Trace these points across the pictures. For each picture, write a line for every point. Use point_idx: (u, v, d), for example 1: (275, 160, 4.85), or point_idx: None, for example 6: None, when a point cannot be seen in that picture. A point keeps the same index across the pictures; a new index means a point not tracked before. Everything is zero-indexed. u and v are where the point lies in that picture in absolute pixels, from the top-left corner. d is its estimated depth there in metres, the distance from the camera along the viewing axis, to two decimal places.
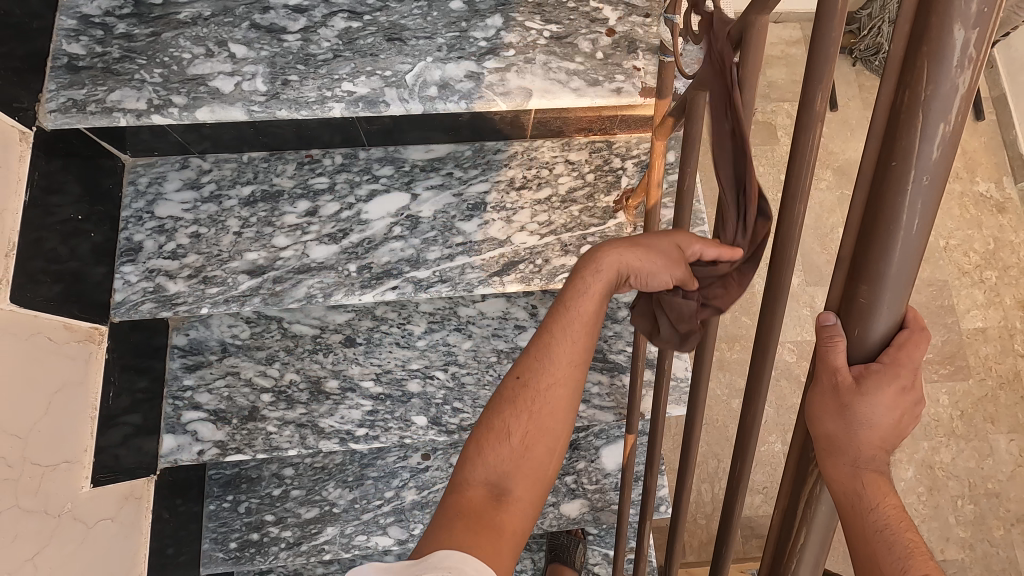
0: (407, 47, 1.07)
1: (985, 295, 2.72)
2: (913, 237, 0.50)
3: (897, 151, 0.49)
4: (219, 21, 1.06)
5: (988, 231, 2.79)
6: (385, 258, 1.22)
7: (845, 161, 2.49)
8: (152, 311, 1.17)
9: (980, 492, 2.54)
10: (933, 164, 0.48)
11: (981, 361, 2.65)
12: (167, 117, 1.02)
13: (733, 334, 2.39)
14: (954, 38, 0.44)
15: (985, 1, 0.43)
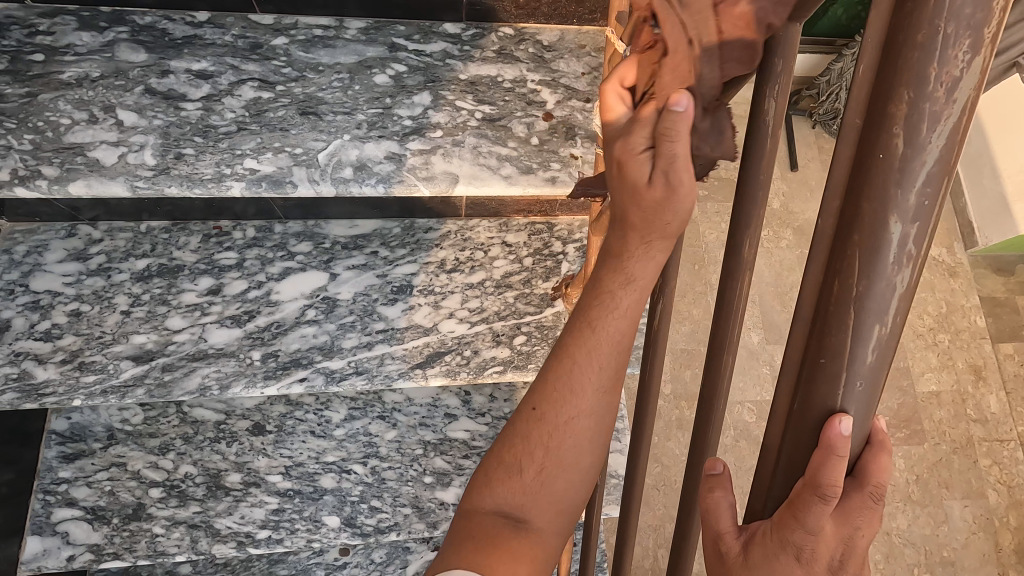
0: (322, 123, 0.97)
1: (938, 358, 2.70)
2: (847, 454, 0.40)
3: (826, 349, 0.39)
4: (108, 84, 0.94)
5: (940, 295, 2.80)
6: (294, 345, 1.10)
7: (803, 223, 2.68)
8: (13, 402, 1.01)
9: (934, 560, 2.43)
10: (864, 374, 0.39)
11: (935, 426, 2.60)
12: (34, 190, 0.89)
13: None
14: (889, 233, 0.36)
15: (926, 193, 0.35)
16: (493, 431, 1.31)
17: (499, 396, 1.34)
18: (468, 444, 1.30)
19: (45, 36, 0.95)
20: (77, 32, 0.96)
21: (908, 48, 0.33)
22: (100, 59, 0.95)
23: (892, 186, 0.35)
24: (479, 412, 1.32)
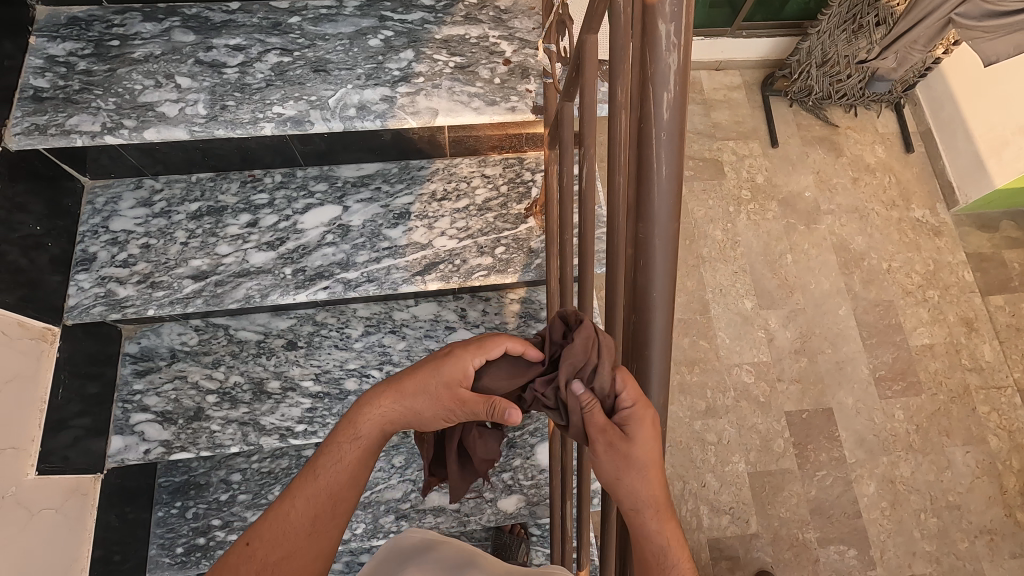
0: (330, 77, 1.26)
1: (930, 314, 3.36)
2: (669, 176, 0.67)
3: (644, 117, 0.66)
4: (168, 58, 1.24)
5: (926, 254, 3.49)
6: (318, 261, 1.37)
7: (787, 193, 3.57)
8: (102, 313, 1.29)
9: (941, 505, 3.00)
10: (668, 123, 0.66)
11: (931, 376, 3.23)
12: (119, 138, 1.18)
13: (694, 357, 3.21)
14: (660, 31, 0.63)
15: (675, 4, 0.62)
16: None
17: (491, 310, 1.60)
18: None
19: (118, 28, 1.25)
20: (141, 23, 1.26)
21: None
22: (160, 41, 1.25)
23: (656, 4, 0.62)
24: (474, 323, 1.58)
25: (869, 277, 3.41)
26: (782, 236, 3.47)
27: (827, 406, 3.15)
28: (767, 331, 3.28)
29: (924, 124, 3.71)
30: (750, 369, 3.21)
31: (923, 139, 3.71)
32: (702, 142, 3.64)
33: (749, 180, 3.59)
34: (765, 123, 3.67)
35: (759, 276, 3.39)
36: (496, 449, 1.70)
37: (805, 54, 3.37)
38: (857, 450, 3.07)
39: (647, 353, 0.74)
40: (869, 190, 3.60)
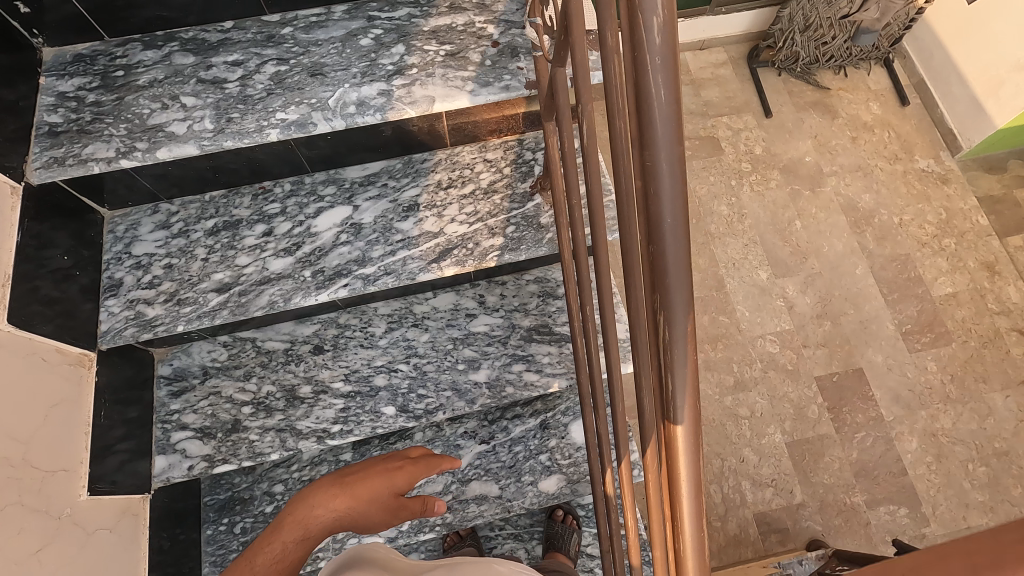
0: (328, 79, 1.29)
1: (948, 262, 3.33)
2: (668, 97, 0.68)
3: (636, 45, 0.68)
4: (171, 81, 1.29)
5: (936, 203, 3.46)
6: (336, 261, 1.40)
7: (787, 161, 3.57)
8: (134, 335, 1.32)
9: (988, 453, 2.96)
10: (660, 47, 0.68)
11: (959, 324, 3.20)
12: (133, 160, 1.22)
13: (716, 334, 3.22)
14: None
15: None
16: (507, 320, 1.58)
17: (508, 293, 1.62)
18: (489, 334, 1.58)
19: (122, 59, 1.31)
20: (143, 52, 1.32)
21: None
22: (162, 67, 1.30)
23: None
24: (493, 308, 1.60)
25: (882, 233, 3.39)
26: (788, 204, 3.46)
27: (857, 366, 3.13)
28: (786, 299, 3.28)
29: (915, 74, 3.69)
30: (774, 339, 3.19)
31: (916, 90, 3.69)
32: (696, 122, 3.64)
33: (747, 152, 3.59)
34: (755, 95, 3.66)
35: (771, 246, 3.39)
36: (531, 432, 1.71)
37: (787, 23, 3.41)
38: (893, 407, 3.04)
39: (666, 283, 0.74)
40: (868, 149, 3.58)
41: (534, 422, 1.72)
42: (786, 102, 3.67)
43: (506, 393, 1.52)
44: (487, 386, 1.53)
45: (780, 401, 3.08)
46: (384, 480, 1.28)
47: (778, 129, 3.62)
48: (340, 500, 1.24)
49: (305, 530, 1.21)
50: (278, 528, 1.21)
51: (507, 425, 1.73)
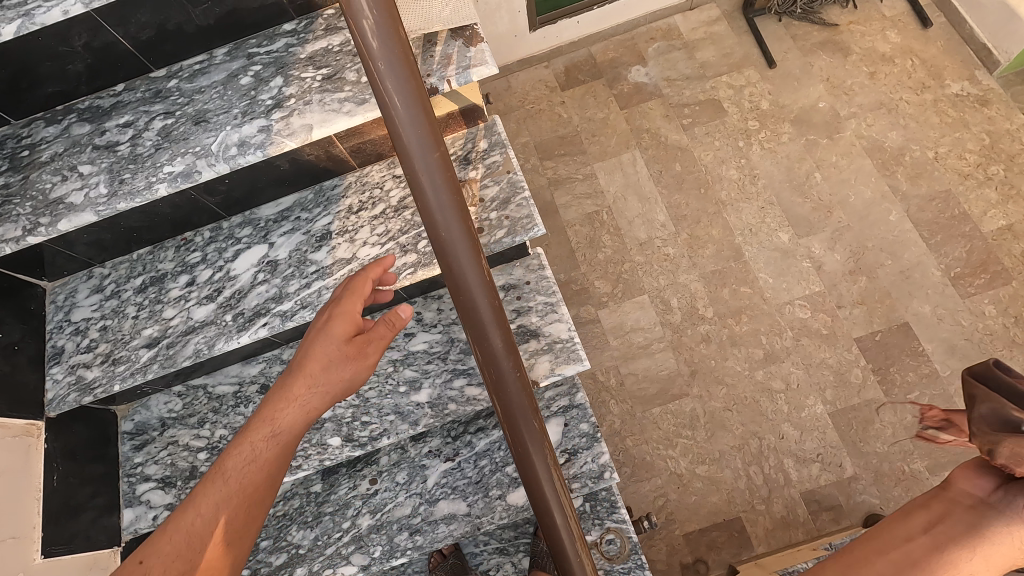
0: (211, 125, 1.30)
1: (997, 192, 3.09)
2: (417, 127, 0.83)
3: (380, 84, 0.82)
4: (70, 153, 1.33)
5: (976, 128, 3.20)
6: (255, 301, 1.41)
7: (799, 111, 3.36)
8: (77, 399, 1.38)
9: None
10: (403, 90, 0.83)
11: (1016, 259, 2.99)
12: (39, 236, 1.27)
13: (739, 307, 3.07)
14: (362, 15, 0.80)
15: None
16: (446, 335, 1.54)
17: (445, 306, 1.57)
18: (429, 352, 1.54)
19: (27, 139, 1.36)
20: (46, 129, 1.37)
21: None
22: (62, 140, 1.35)
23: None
24: (431, 324, 1.56)
25: (915, 171, 3.17)
26: (804, 155, 3.28)
27: (901, 320, 2.97)
28: (812, 258, 3.11)
29: None
30: (804, 304, 3.04)
31: (937, 9, 3.41)
32: (693, 86, 3.46)
33: (753, 108, 3.40)
34: (756, 47, 3.47)
35: (789, 204, 3.22)
36: (496, 444, 1.66)
37: None
38: (949, 360, 2.89)
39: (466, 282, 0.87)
40: (889, 83, 3.33)
41: (498, 433, 1.67)
42: (789, 49, 3.44)
43: (449, 409, 1.50)
44: (430, 406, 1.51)
45: (817, 370, 2.96)
46: (302, 402, 1.04)
47: (785, 77, 3.42)
48: (268, 449, 1.07)
49: (227, 491, 1.06)
50: (203, 489, 1.07)
51: (471, 440, 1.68)
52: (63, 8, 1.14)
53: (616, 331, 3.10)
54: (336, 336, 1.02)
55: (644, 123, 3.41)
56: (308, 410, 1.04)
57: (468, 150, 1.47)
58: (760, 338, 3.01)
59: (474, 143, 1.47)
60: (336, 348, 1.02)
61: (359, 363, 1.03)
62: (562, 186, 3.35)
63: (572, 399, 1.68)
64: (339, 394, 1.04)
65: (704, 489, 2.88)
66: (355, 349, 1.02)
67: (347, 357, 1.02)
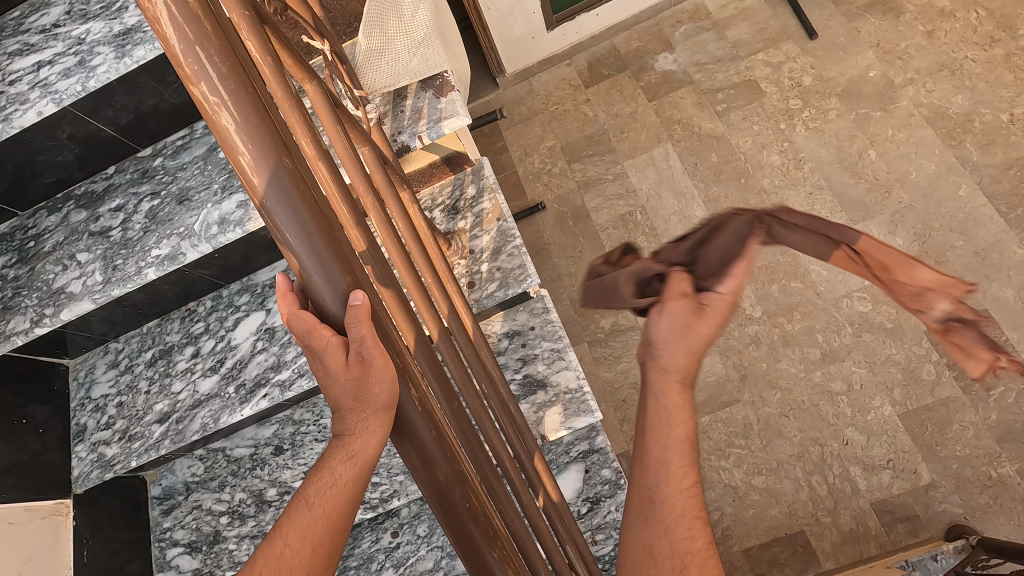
0: (193, 204, 1.30)
1: None
2: (309, 243, 0.57)
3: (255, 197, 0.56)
4: (70, 241, 1.36)
5: None
6: (255, 370, 1.40)
7: (846, 84, 3.09)
8: (99, 476, 1.42)
9: None
10: (298, 222, 0.57)
11: None
12: (45, 326, 1.31)
13: (790, 304, 2.85)
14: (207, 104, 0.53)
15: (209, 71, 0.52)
16: None
17: None
18: None
19: (32, 229, 1.41)
20: (48, 217, 1.41)
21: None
22: (63, 228, 1.39)
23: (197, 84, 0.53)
24: None
25: (987, 138, 2.85)
26: (855, 132, 3.00)
27: (980, 307, 2.67)
28: None
29: None
30: (864, 297, 2.78)
31: None
32: (726, 69, 3.23)
33: (795, 85, 3.14)
34: (793, 19, 3.21)
35: (841, 187, 2.95)
36: None
37: None
38: None
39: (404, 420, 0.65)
40: (949, 41, 3.03)
41: None
42: (832, 15, 3.17)
43: None
44: None
45: (883, 368, 2.70)
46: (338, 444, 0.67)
47: (829, 47, 3.15)
48: (320, 526, 0.69)
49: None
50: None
51: None
52: (38, 110, 1.16)
53: None
54: (326, 376, 0.61)
55: (674, 114, 3.21)
56: (352, 456, 0.67)
57: (456, 198, 1.40)
58: (815, 337, 2.78)
59: (462, 190, 1.40)
60: (337, 384, 0.61)
61: (375, 386, 0.61)
62: (591, 189, 3.19)
63: (592, 442, 1.60)
64: (384, 422, 0.63)
65: (763, 502, 2.64)
66: (360, 373, 0.61)
67: (360, 379, 0.61)
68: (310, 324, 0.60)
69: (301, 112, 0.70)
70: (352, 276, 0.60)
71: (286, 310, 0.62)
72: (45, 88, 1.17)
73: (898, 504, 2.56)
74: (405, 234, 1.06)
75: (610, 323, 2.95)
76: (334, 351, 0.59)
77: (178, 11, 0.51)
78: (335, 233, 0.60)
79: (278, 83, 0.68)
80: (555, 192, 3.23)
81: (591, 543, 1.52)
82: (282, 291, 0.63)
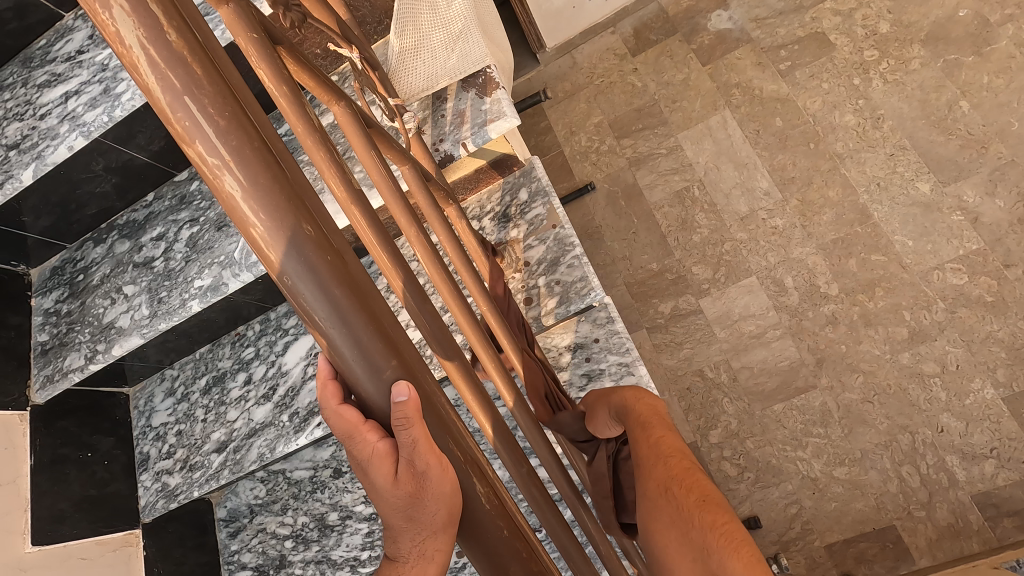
0: (232, 230, 1.24)
1: None
2: (341, 320, 0.46)
3: (274, 272, 0.45)
4: (115, 273, 1.33)
5: None
6: (307, 398, 1.34)
7: (931, 27, 2.72)
8: (164, 506, 1.42)
9: None
10: (329, 301, 0.46)
11: None
12: (99, 362, 1.29)
13: (871, 279, 2.58)
14: (205, 161, 0.42)
15: (207, 115, 0.42)
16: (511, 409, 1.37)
17: None
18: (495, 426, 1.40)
19: (81, 262, 1.39)
20: (94, 249, 1.39)
21: (104, 30, 0.40)
22: (108, 260, 1.36)
23: (190, 138, 0.42)
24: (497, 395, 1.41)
25: None
26: (943, 82, 2.65)
27: None
28: (965, 210, 2.53)
29: None
30: (957, 268, 2.49)
31: None
32: (789, 22, 2.91)
33: (870, 34, 2.80)
34: None
35: (927, 146, 2.63)
36: None
37: None
38: None
39: (471, 518, 0.53)
40: None
41: None
42: None
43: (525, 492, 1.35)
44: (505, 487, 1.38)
45: (983, 346, 2.41)
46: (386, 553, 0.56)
47: None
48: None
49: None
50: None
51: None
52: (68, 144, 1.11)
53: (722, 322, 2.70)
54: (370, 482, 0.51)
55: (731, 77, 2.94)
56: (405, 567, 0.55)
57: (506, 204, 1.27)
58: (902, 314, 2.51)
59: (514, 195, 1.27)
60: (384, 497, 0.50)
61: (433, 497, 0.50)
62: (644, 165, 2.99)
63: None
64: (444, 530, 0.52)
65: (846, 495, 2.42)
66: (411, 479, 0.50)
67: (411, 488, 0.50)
68: (352, 420, 0.50)
69: (328, 150, 0.60)
70: (399, 356, 0.49)
71: (322, 399, 0.51)
72: (74, 121, 1.12)
73: (1006, 495, 2.30)
74: (454, 258, 0.96)
75: (670, 308, 2.77)
76: (380, 457, 0.49)
77: (160, 56, 0.40)
78: (375, 303, 0.48)
79: (297, 114, 0.58)
80: (604, 172, 3.04)
81: None
82: (321, 377, 0.52)
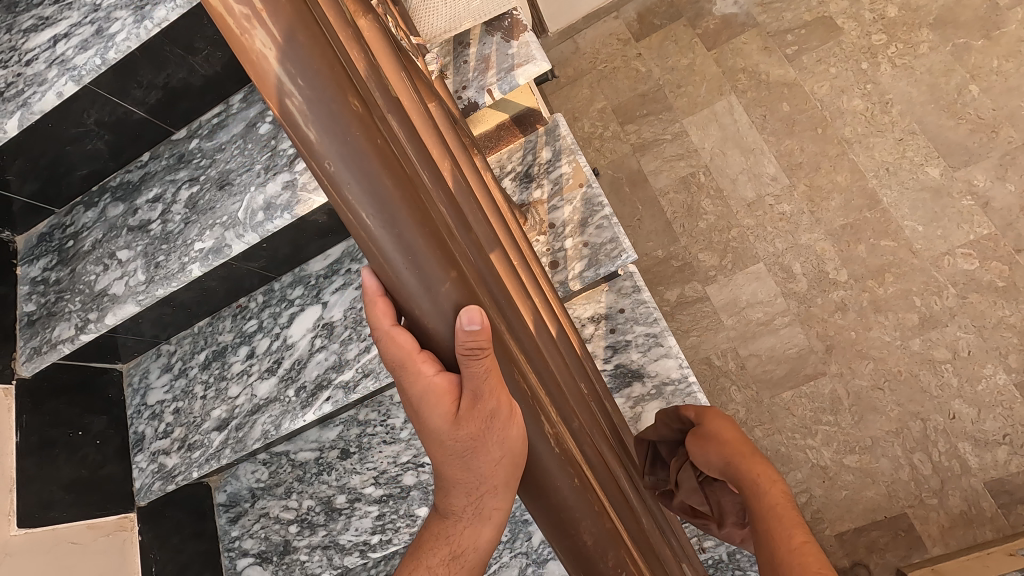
0: (234, 188, 1.15)
1: None
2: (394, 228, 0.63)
3: (340, 191, 0.61)
4: (108, 237, 1.25)
5: None
6: (315, 371, 1.26)
7: (940, 11, 2.67)
8: (161, 488, 1.33)
9: None
10: (382, 214, 0.62)
11: None
12: (91, 332, 1.20)
13: (881, 265, 2.52)
14: (290, 105, 0.58)
15: (287, 69, 0.57)
16: None
17: None
18: None
19: (71, 227, 1.30)
20: (85, 213, 1.30)
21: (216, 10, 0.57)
22: (101, 224, 1.27)
23: (277, 84, 0.58)
24: None
25: None
26: (953, 66, 2.61)
27: None
28: (975, 194, 2.48)
29: None
30: (968, 253, 2.45)
31: None
32: (796, 6, 2.85)
33: (878, 18, 2.74)
34: None
35: (937, 131, 2.58)
36: None
37: None
38: None
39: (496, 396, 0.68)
40: None
41: None
42: None
43: None
44: None
45: (995, 333, 2.37)
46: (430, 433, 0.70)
47: None
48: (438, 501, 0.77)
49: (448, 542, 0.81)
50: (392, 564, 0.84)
51: None
52: (57, 90, 1.02)
53: (730, 309, 2.63)
54: (412, 363, 0.66)
55: (737, 62, 2.88)
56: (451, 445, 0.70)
57: (529, 163, 1.20)
58: (912, 301, 2.46)
59: (536, 154, 1.20)
60: (424, 371, 0.66)
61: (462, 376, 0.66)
62: (648, 151, 2.92)
63: None
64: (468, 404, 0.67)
65: (857, 483, 2.37)
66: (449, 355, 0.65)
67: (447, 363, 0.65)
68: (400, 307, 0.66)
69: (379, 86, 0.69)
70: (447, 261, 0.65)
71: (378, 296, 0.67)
72: (63, 65, 1.03)
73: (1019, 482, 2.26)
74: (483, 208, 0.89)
75: (676, 295, 2.70)
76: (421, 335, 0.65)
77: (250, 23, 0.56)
78: (416, 216, 0.64)
79: (355, 55, 0.68)
80: (608, 157, 2.96)
81: (699, 549, 1.34)
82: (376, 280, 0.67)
